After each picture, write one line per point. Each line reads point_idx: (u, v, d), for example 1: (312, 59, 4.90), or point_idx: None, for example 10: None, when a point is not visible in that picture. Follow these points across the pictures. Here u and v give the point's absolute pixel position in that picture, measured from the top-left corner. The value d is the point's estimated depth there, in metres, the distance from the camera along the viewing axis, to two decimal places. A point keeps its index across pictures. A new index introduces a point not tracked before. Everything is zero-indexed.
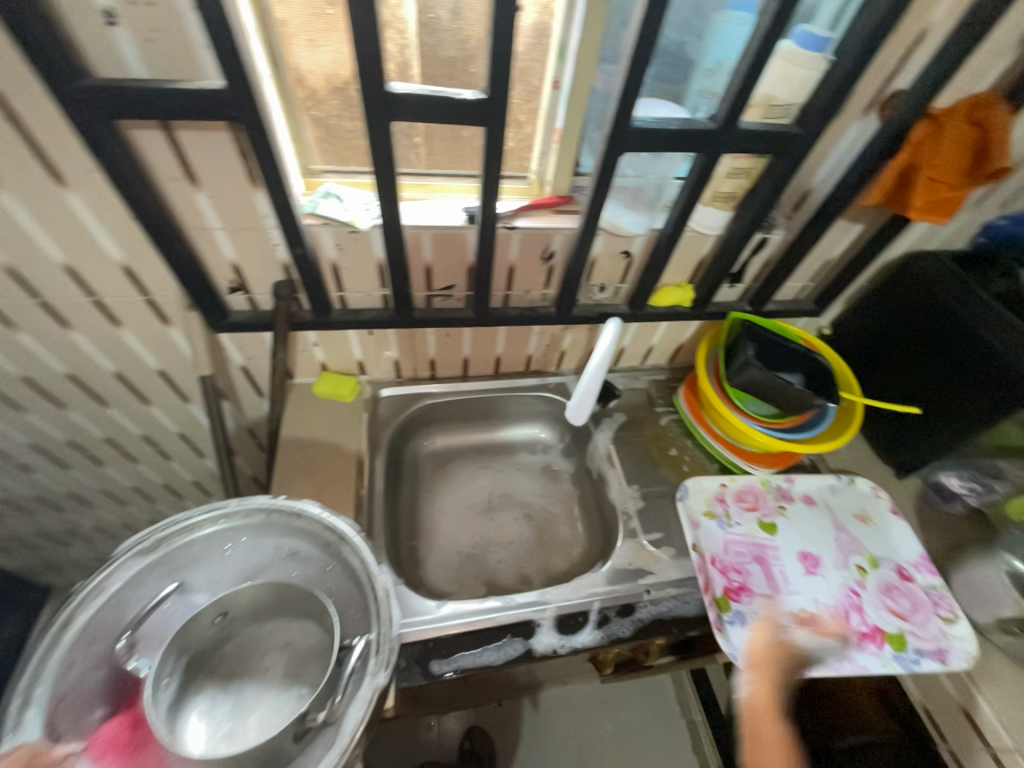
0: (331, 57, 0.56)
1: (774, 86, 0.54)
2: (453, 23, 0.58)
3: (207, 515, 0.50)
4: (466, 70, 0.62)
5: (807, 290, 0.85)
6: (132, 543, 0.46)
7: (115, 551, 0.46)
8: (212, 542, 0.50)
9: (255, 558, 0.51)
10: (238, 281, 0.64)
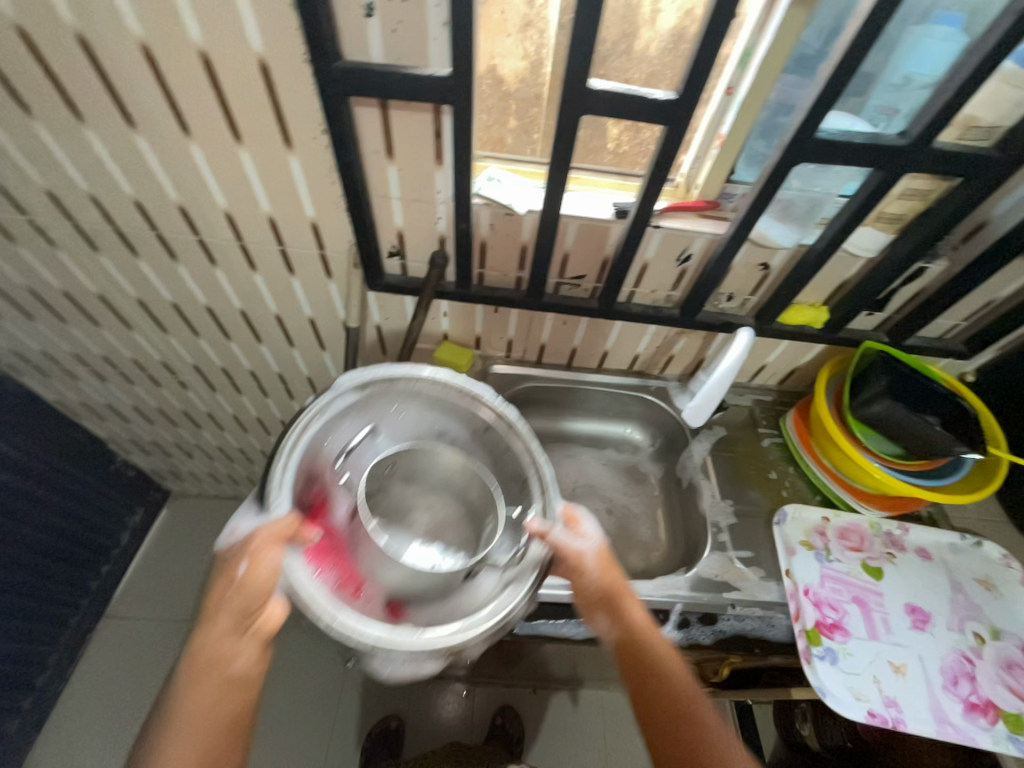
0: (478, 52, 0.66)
1: (979, 107, 0.51)
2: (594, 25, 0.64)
3: (406, 376, 0.61)
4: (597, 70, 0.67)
5: (957, 329, 0.79)
6: (354, 380, 0.58)
7: (339, 382, 0.58)
8: (396, 402, 0.62)
9: (418, 427, 0.64)
10: (398, 247, 0.71)
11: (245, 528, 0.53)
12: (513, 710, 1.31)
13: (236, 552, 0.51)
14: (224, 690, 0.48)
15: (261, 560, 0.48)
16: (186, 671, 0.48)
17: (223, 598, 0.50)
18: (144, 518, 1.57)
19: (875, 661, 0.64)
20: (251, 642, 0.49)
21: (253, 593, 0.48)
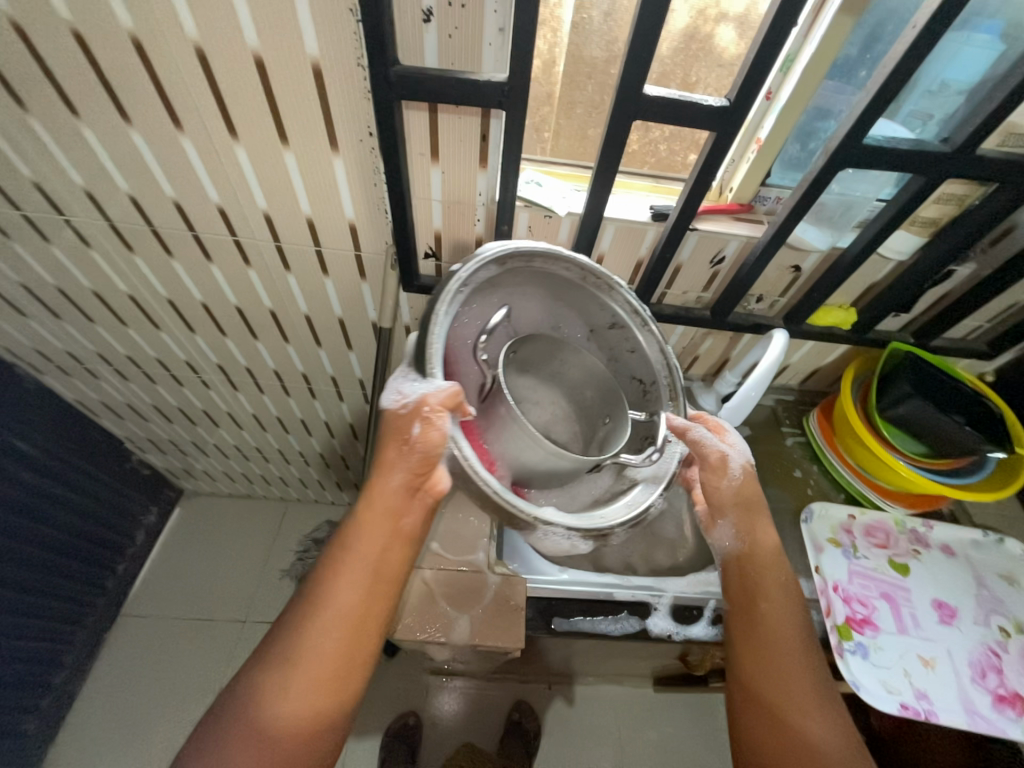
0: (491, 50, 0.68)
1: (1020, 115, 0.52)
2: (603, 24, 0.66)
3: (547, 253, 0.58)
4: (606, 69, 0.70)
5: (980, 331, 0.80)
6: (503, 251, 0.55)
7: (484, 249, 0.55)
8: (528, 283, 0.61)
9: (542, 313, 0.64)
10: (435, 248, 0.72)
11: (409, 391, 0.56)
12: (528, 705, 1.33)
13: (404, 416, 0.56)
14: (393, 538, 0.59)
15: (435, 427, 0.54)
16: (366, 507, 0.59)
17: (396, 458, 0.58)
18: (157, 516, 1.57)
19: (905, 655, 0.66)
20: (417, 502, 0.60)
21: (424, 456, 0.57)
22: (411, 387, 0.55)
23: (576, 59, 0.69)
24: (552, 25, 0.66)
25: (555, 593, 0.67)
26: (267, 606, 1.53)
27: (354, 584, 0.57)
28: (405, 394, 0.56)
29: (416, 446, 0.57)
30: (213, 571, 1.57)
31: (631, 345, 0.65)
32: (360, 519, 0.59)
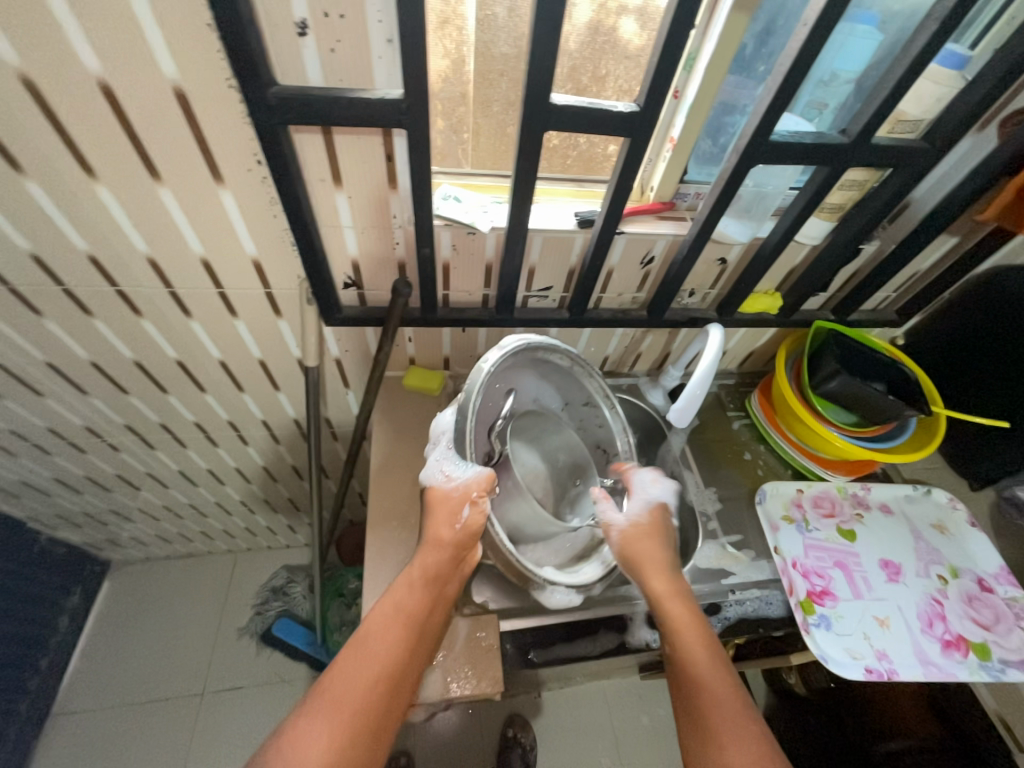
0: None
1: (905, 102, 0.55)
2: (509, 21, 0.56)
3: (550, 347, 0.63)
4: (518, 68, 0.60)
5: (889, 300, 0.86)
6: (523, 345, 0.58)
7: (507, 340, 0.58)
8: (527, 367, 0.64)
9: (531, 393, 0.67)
10: (354, 276, 0.66)
11: (453, 471, 0.57)
12: (522, 719, 1.31)
13: (451, 497, 0.56)
14: (437, 604, 0.55)
15: (480, 509, 0.55)
16: (415, 571, 0.56)
17: (446, 533, 0.56)
18: (83, 596, 1.39)
19: (863, 619, 0.69)
20: (460, 572, 0.58)
21: (473, 533, 0.56)
22: (457, 469, 0.56)
23: (486, 59, 0.59)
24: (455, 20, 0.56)
25: (531, 625, 0.64)
26: (227, 670, 1.40)
27: (393, 641, 0.52)
28: (450, 475, 0.57)
29: (468, 525, 0.56)
30: (160, 644, 1.42)
31: (600, 421, 0.71)
32: (408, 582, 0.56)
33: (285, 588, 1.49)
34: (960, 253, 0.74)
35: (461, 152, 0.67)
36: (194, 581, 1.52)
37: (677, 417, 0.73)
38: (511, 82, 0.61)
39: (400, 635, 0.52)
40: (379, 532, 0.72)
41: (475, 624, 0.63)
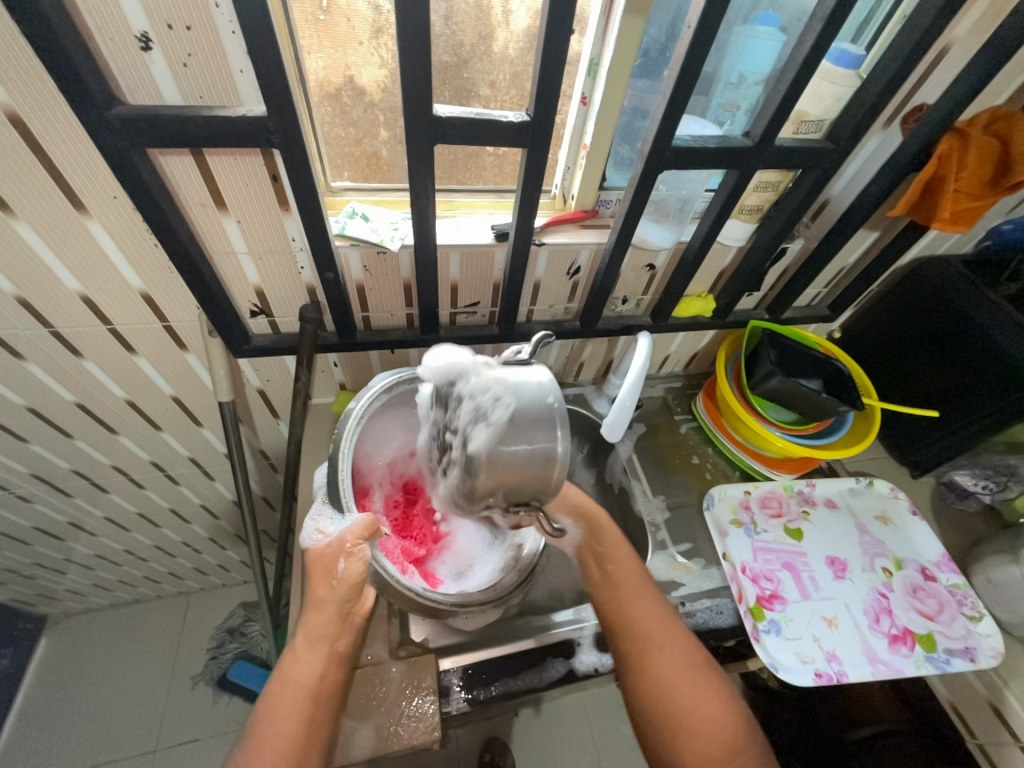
0: (325, 63, 0.54)
1: (807, 102, 0.54)
2: (446, 28, 0.57)
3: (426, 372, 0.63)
4: (460, 75, 0.61)
5: (822, 296, 0.86)
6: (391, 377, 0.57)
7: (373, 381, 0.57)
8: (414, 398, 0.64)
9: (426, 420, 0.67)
10: (261, 304, 0.62)
11: (329, 526, 0.55)
12: (500, 743, 1.25)
13: (326, 554, 0.54)
14: (329, 667, 0.53)
15: (358, 557, 0.54)
16: (299, 640, 0.54)
17: (325, 595, 0.55)
18: (15, 658, 1.27)
19: (812, 620, 0.69)
20: (349, 627, 0.56)
21: (353, 584, 0.55)
22: (331, 524, 0.55)
23: None
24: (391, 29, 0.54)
25: (472, 658, 0.62)
26: (182, 722, 1.31)
27: (290, 716, 0.49)
28: (326, 530, 0.55)
29: (345, 577, 0.55)
30: (105, 703, 1.31)
31: None
32: (293, 651, 0.53)
33: (242, 628, 1.40)
34: (881, 246, 0.75)
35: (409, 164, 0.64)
36: (142, 629, 1.41)
37: (610, 432, 0.71)
38: (452, 90, 0.61)
39: (293, 713, 0.49)
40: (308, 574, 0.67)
41: (410, 667, 0.59)
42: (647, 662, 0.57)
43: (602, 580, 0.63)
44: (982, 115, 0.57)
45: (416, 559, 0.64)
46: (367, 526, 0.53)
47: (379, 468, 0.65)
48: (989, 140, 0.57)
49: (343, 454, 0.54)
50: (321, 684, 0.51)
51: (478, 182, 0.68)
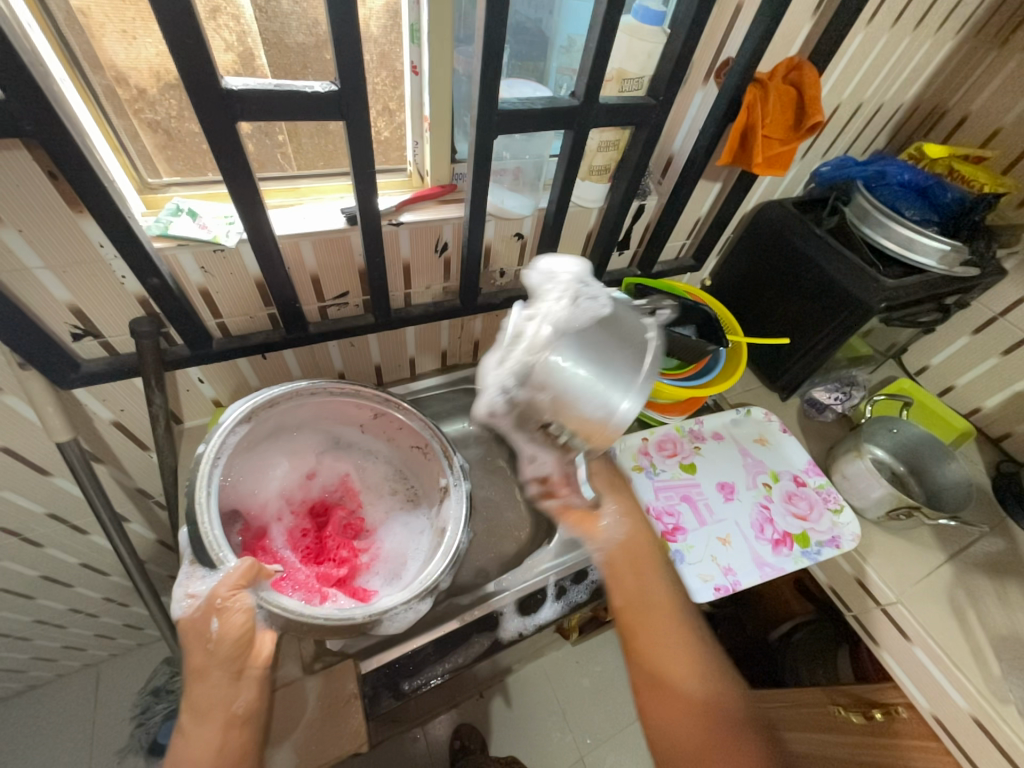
0: (155, 50, 0.49)
1: (623, 61, 0.57)
2: (296, 6, 0.52)
3: (286, 392, 0.61)
4: (320, 57, 0.57)
5: (686, 247, 0.93)
6: (233, 412, 0.56)
7: (221, 419, 0.56)
8: (278, 429, 0.64)
9: (309, 448, 0.69)
10: (84, 326, 0.54)
11: (203, 587, 0.50)
12: (470, 727, 1.21)
13: (198, 617, 0.49)
14: (228, 732, 0.48)
15: (236, 609, 0.49)
16: (186, 717, 0.48)
17: (205, 661, 0.50)
18: None
19: (709, 542, 0.75)
20: (247, 682, 0.50)
21: (235, 641, 0.49)
22: (204, 583, 0.50)
23: (279, 49, 0.55)
24: (228, 8, 0.50)
25: (396, 653, 0.60)
26: None
27: None
28: (200, 592, 0.50)
29: (223, 635, 0.49)
30: None
31: (397, 423, 0.69)
32: (184, 730, 0.48)
33: (168, 686, 1.24)
34: (725, 194, 0.82)
35: (283, 157, 0.60)
36: (41, 717, 1.23)
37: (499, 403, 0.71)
38: (317, 74, 0.58)
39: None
40: None
41: (327, 681, 0.57)
42: (669, 686, 0.51)
43: (635, 590, 0.57)
44: (778, 67, 0.64)
45: (339, 581, 0.61)
46: (248, 568, 0.50)
47: (273, 499, 0.65)
48: (787, 88, 0.63)
49: (204, 506, 0.52)
50: (220, 757, 0.46)
51: (329, 166, 0.64)
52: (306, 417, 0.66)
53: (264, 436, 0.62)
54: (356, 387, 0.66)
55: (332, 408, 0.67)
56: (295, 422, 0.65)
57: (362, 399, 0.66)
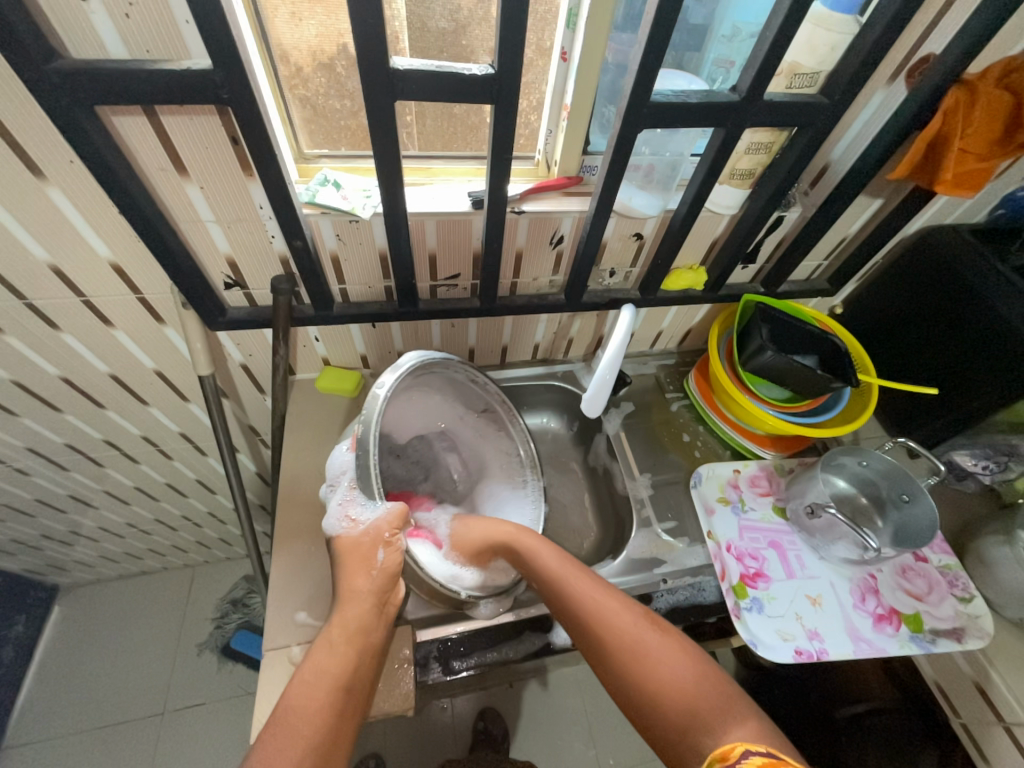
0: (317, 31, 0.53)
1: (799, 53, 0.51)
2: None
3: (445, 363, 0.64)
4: (458, 42, 0.58)
5: (821, 269, 0.83)
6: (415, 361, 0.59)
7: (403, 360, 0.58)
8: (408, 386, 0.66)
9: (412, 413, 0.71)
10: (234, 277, 0.61)
11: (360, 514, 0.56)
12: (495, 711, 1.23)
13: (362, 542, 0.55)
14: (363, 658, 0.51)
15: (395, 548, 0.56)
16: (333, 630, 0.52)
17: (363, 583, 0.54)
18: (29, 625, 1.31)
19: (795, 599, 0.67)
20: (384, 618, 0.55)
21: (392, 575, 0.55)
22: (363, 513, 0.56)
23: (421, 31, 0.56)
24: None
25: (450, 630, 0.62)
26: (186, 687, 1.34)
27: (322, 706, 0.46)
28: (355, 518, 0.56)
29: (384, 567, 0.55)
30: (113, 667, 1.35)
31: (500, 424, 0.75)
32: (328, 640, 0.51)
33: (244, 600, 1.42)
34: (887, 213, 0.71)
35: (407, 136, 0.63)
36: (146, 599, 1.45)
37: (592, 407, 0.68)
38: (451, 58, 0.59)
39: (325, 700, 0.47)
40: (288, 546, 0.66)
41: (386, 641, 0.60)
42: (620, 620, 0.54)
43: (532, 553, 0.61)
44: (993, 67, 0.53)
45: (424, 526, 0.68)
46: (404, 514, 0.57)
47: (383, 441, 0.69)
48: (1002, 93, 0.53)
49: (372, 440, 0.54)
50: (355, 676, 0.50)
51: (460, 148, 0.66)
52: (436, 392, 0.72)
53: (414, 390, 0.69)
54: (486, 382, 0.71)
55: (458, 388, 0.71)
56: (432, 392, 0.72)
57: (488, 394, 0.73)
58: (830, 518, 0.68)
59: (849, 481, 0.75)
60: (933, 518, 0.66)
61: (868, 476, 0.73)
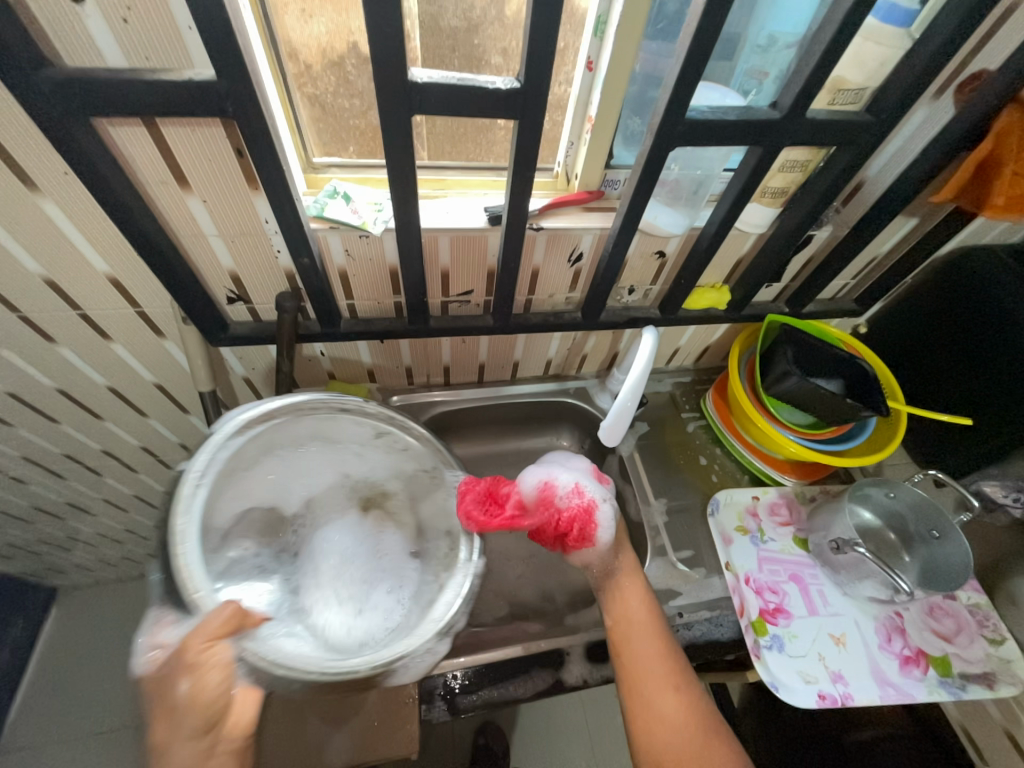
0: (327, 27, 0.51)
1: (845, 68, 0.47)
2: None
3: (281, 409, 0.58)
4: (469, 41, 0.55)
5: (848, 289, 0.79)
6: (229, 423, 0.55)
7: (210, 435, 0.54)
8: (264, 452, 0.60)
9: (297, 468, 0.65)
10: (238, 291, 0.58)
11: (172, 638, 0.48)
12: (496, 727, 1.21)
13: (167, 672, 0.45)
14: None
15: (212, 665, 0.45)
16: None
17: (169, 735, 0.43)
18: (26, 627, 1.29)
19: (818, 638, 0.64)
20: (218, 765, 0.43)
21: (205, 707, 0.43)
22: (175, 634, 0.48)
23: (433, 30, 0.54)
24: None
25: (455, 663, 0.60)
26: None
27: None
28: (168, 642, 0.48)
29: (195, 697, 0.43)
30: (109, 672, 1.33)
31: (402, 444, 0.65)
32: None
33: None
34: (923, 233, 0.68)
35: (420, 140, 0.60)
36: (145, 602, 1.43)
37: (610, 435, 0.64)
38: (466, 60, 0.56)
39: None
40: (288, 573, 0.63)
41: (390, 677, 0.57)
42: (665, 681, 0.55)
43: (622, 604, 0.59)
44: None
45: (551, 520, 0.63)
46: (236, 613, 0.48)
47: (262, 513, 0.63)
48: None
49: (183, 534, 0.50)
50: None
51: (488, 158, 0.63)
52: (311, 440, 0.64)
53: (278, 451, 0.62)
54: (358, 404, 0.62)
55: (331, 426, 0.63)
56: (307, 445, 0.64)
57: (365, 424, 0.63)
58: (857, 555, 0.64)
59: (874, 513, 0.71)
60: (966, 560, 0.63)
61: (895, 508, 0.70)
